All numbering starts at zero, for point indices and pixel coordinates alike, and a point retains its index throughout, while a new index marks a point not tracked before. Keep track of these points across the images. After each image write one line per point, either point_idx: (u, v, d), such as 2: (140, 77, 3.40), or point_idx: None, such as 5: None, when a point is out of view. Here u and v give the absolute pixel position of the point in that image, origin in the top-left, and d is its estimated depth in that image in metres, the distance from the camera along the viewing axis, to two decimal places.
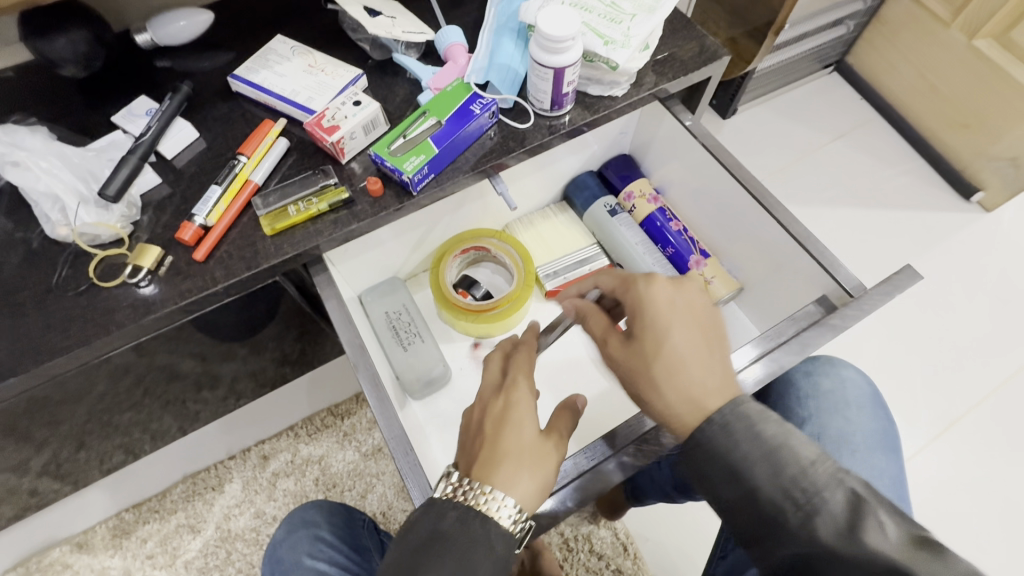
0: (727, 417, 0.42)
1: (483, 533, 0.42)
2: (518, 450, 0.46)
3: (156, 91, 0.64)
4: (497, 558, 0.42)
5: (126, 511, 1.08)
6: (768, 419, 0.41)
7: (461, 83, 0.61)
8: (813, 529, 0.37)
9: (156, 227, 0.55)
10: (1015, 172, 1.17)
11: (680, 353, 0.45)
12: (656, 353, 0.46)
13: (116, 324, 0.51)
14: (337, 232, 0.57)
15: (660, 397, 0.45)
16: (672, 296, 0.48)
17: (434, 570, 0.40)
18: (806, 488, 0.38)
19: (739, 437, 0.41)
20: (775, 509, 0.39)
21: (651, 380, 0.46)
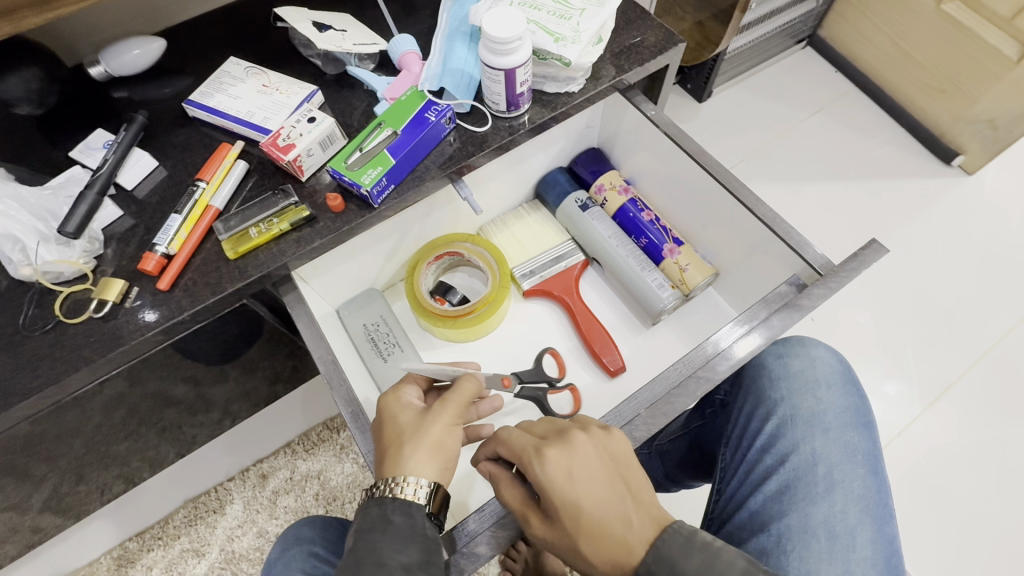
0: (652, 566, 0.44)
1: (392, 509, 0.47)
2: (435, 443, 0.50)
3: (113, 122, 0.64)
4: (401, 529, 0.46)
5: (130, 540, 1.08)
6: (691, 553, 0.44)
7: (416, 91, 0.61)
8: None
9: (120, 260, 0.56)
10: (993, 134, 1.17)
11: (596, 520, 0.45)
12: (576, 528, 0.45)
13: (85, 360, 0.51)
14: (301, 251, 0.57)
15: (590, 561, 0.45)
16: (570, 465, 0.46)
17: (368, 551, 0.45)
18: None
19: None
20: None
21: (578, 552, 0.45)
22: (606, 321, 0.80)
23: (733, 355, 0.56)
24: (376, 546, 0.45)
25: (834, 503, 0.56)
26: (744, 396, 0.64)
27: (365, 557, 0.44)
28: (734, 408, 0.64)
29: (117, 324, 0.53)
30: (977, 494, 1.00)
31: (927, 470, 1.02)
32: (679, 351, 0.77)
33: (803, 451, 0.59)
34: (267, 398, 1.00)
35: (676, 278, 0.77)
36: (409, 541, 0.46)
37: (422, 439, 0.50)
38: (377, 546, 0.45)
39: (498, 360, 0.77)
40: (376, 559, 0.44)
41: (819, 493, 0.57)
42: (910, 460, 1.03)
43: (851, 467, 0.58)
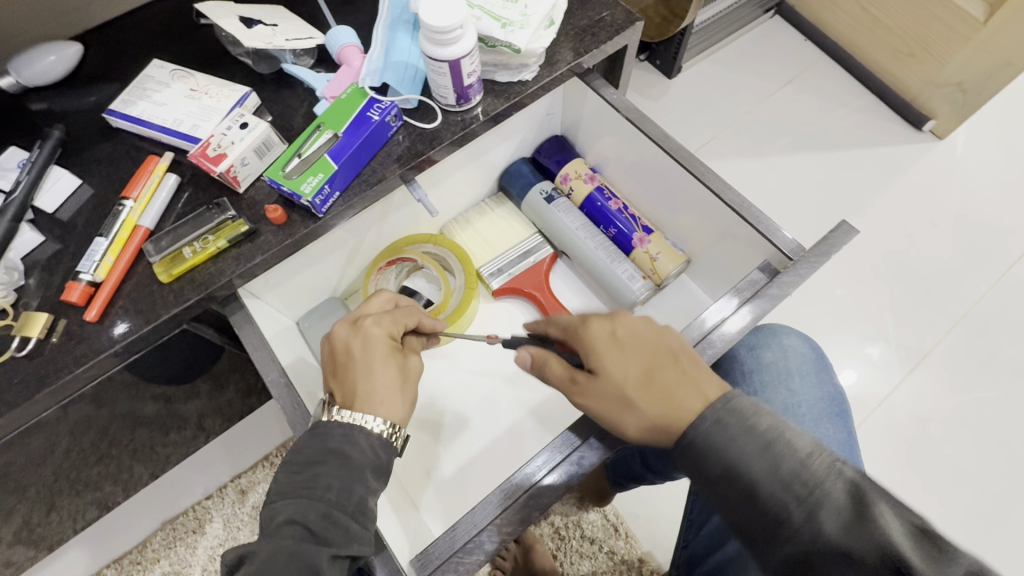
0: (720, 412, 0.40)
1: (366, 442, 0.47)
2: (408, 382, 0.52)
3: (28, 137, 0.58)
4: (381, 464, 0.47)
5: (106, 569, 1.04)
6: (760, 413, 0.39)
7: (356, 89, 0.57)
8: (817, 526, 0.34)
9: (46, 291, 0.51)
10: (963, 97, 1.16)
11: (641, 371, 0.45)
12: (619, 381, 0.45)
13: (8, 405, 0.47)
14: (241, 268, 0.53)
15: (648, 415, 0.43)
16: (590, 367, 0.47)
17: (344, 472, 0.45)
18: (807, 480, 0.36)
19: (735, 434, 0.39)
20: (776, 506, 0.36)
21: (633, 410, 0.44)
22: (579, 315, 0.77)
23: (710, 346, 0.54)
24: (362, 474, 0.45)
25: None
26: None
27: (349, 483, 0.44)
28: None
29: (44, 361, 0.49)
30: (960, 457, 1.01)
31: (909, 436, 1.03)
32: None
33: None
34: (241, 411, 0.96)
35: (648, 268, 0.75)
36: (379, 474, 0.47)
37: (400, 376, 0.51)
38: (361, 470, 0.45)
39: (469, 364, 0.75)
40: (358, 479, 0.45)
41: None
42: (891, 428, 1.03)
43: None
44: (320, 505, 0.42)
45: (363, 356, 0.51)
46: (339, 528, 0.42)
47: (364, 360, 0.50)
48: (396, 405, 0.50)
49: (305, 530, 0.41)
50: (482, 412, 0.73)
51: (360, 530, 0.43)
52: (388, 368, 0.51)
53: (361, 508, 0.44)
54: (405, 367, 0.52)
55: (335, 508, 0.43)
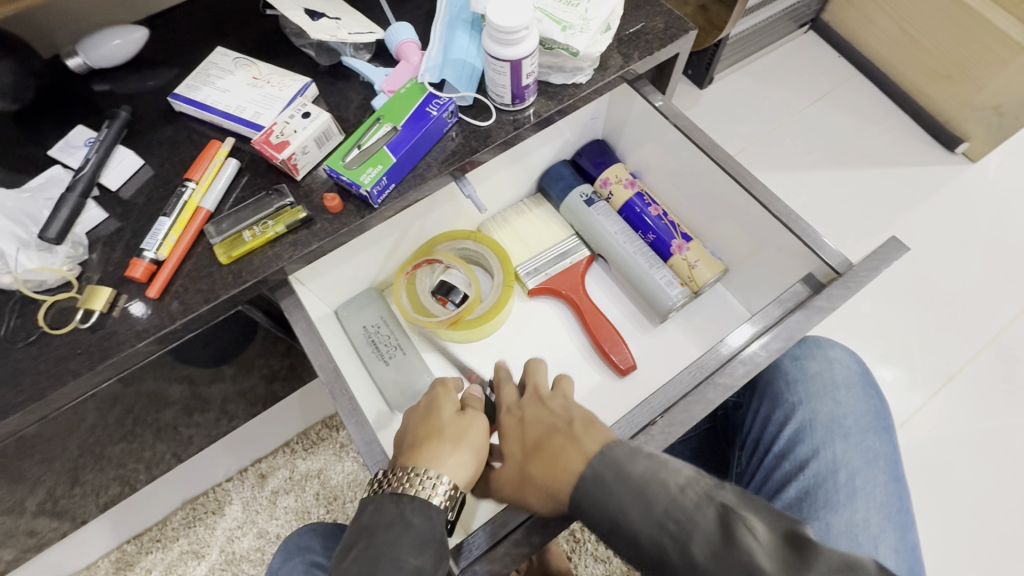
0: (599, 467, 0.43)
1: (398, 512, 0.44)
2: (460, 439, 0.51)
3: (93, 117, 0.59)
4: (420, 533, 0.44)
5: (127, 543, 1.06)
6: (637, 458, 0.42)
7: (415, 84, 0.58)
8: (690, 555, 0.37)
9: (107, 265, 0.53)
10: (1000, 121, 1.14)
11: (533, 449, 0.48)
12: (518, 462, 0.48)
13: (70, 374, 0.49)
14: (298, 253, 0.54)
15: (545, 492, 0.45)
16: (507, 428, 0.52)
17: (371, 553, 0.42)
18: (678, 518, 0.38)
19: (611, 486, 0.41)
20: (657, 549, 0.38)
21: (531, 484, 0.46)
22: (612, 318, 0.78)
23: (750, 358, 0.55)
24: (393, 552, 0.42)
25: (856, 511, 0.56)
26: (759, 400, 0.65)
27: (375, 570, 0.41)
28: (751, 411, 0.65)
29: (105, 334, 0.50)
30: (981, 482, 1.00)
31: (930, 459, 1.02)
32: (690, 349, 0.75)
33: (824, 456, 0.59)
34: (266, 396, 0.97)
35: (685, 275, 0.75)
36: (423, 545, 0.43)
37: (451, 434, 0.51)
38: (391, 547, 0.42)
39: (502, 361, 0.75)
40: (392, 560, 0.42)
41: (841, 499, 0.57)
42: (913, 449, 1.02)
43: (872, 474, 0.58)
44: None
45: (420, 414, 0.53)
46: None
47: (421, 415, 0.53)
48: (442, 458, 0.49)
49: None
50: None
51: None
52: (440, 419, 0.52)
53: None
54: (458, 425, 0.52)
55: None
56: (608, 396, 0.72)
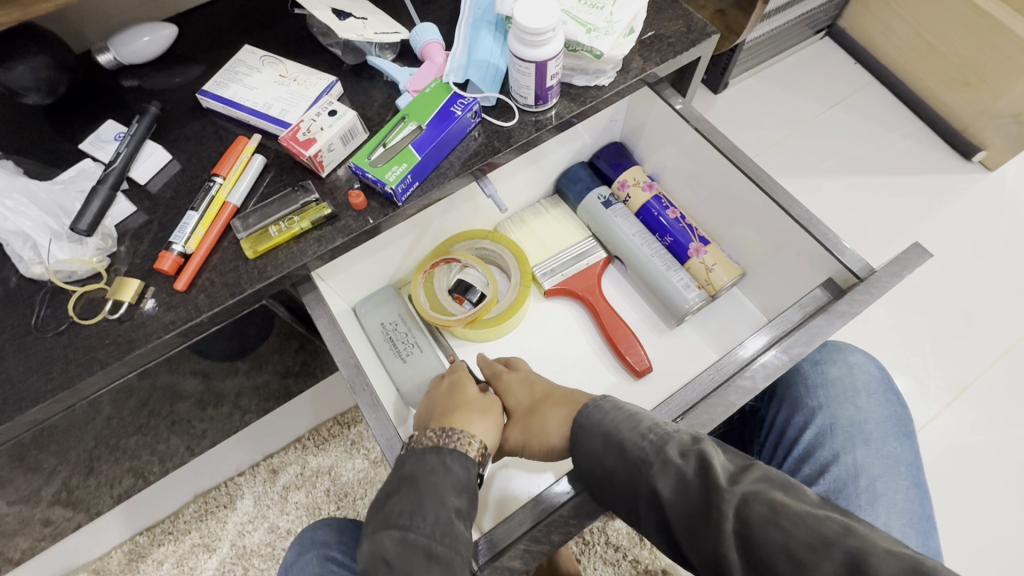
0: (599, 401, 0.52)
1: (439, 461, 0.49)
2: (482, 409, 0.57)
3: (123, 112, 0.61)
4: (459, 478, 0.49)
5: (140, 535, 1.06)
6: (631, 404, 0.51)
7: (439, 84, 0.59)
8: (665, 457, 0.44)
9: (135, 258, 0.54)
10: (1018, 130, 1.14)
11: (539, 398, 0.59)
12: (526, 409, 0.59)
13: (99, 363, 0.50)
14: (322, 249, 0.55)
15: (549, 427, 0.55)
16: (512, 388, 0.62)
17: (413, 495, 0.47)
18: (659, 432, 0.46)
19: (607, 411, 0.50)
20: (639, 458, 0.45)
21: (538, 422, 0.56)
22: (628, 320, 0.78)
23: (769, 362, 0.54)
24: (437, 493, 0.47)
25: (878, 516, 0.56)
26: (779, 404, 0.65)
27: (420, 505, 0.46)
28: (770, 415, 0.65)
29: (133, 325, 0.51)
30: (997, 494, 0.99)
31: (944, 468, 1.01)
32: (705, 352, 0.75)
33: (844, 461, 0.59)
34: (279, 391, 0.98)
35: (702, 278, 0.75)
36: (462, 490, 0.48)
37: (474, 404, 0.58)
38: (437, 489, 0.47)
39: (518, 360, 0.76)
40: (437, 499, 0.47)
41: (862, 505, 0.57)
42: (927, 459, 1.01)
43: (893, 480, 0.58)
44: (396, 531, 0.45)
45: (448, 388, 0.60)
46: (421, 554, 0.44)
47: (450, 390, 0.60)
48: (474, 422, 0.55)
49: (388, 561, 0.43)
50: None
51: (448, 552, 0.44)
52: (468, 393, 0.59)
53: (442, 528, 0.45)
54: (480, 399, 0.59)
55: (409, 531, 0.45)
56: (624, 398, 0.72)
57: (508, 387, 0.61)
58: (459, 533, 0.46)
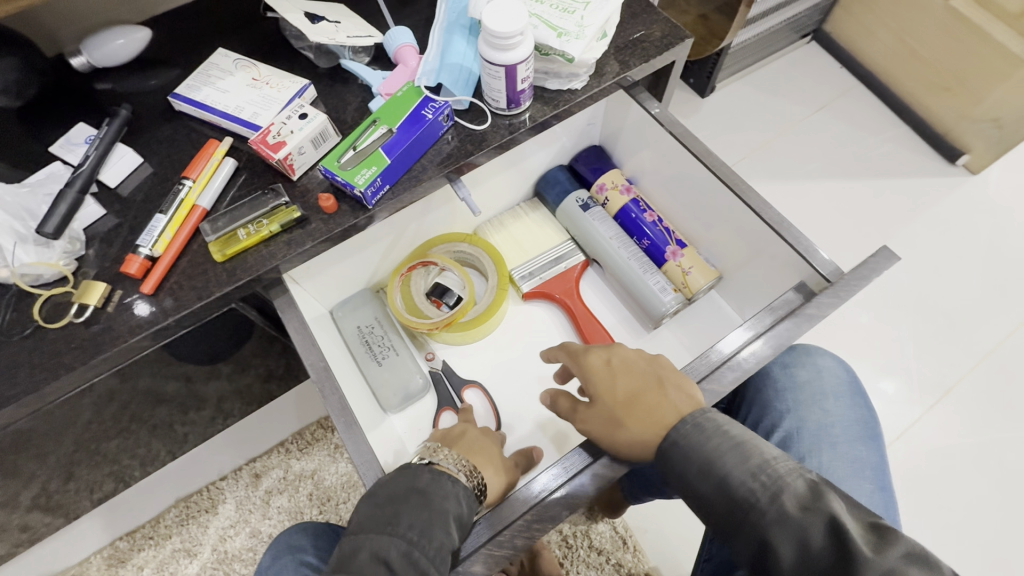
0: (700, 420, 0.46)
1: (453, 488, 0.47)
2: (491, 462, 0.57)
3: (95, 115, 0.60)
4: (465, 513, 0.47)
5: (121, 540, 1.05)
6: (734, 422, 0.45)
7: (411, 87, 0.59)
8: (779, 505, 0.40)
9: (103, 261, 0.53)
10: (999, 134, 1.14)
11: (627, 397, 0.50)
12: (612, 404, 0.51)
13: (65, 367, 0.49)
14: (292, 252, 0.55)
15: (635, 425, 0.48)
16: (609, 358, 0.54)
17: (421, 514, 0.44)
18: (771, 474, 0.41)
19: (710, 433, 0.45)
20: (748, 498, 0.41)
21: (624, 430, 0.49)
22: (606, 323, 0.78)
23: (738, 364, 0.55)
24: (444, 519, 0.45)
25: None
26: (749, 407, 0.66)
27: (430, 525, 0.44)
28: (740, 417, 0.66)
29: (100, 329, 0.51)
30: (978, 496, 0.99)
31: (926, 471, 1.01)
32: (683, 356, 0.75)
33: (810, 464, 0.59)
34: (261, 395, 0.98)
35: (679, 281, 0.76)
36: (461, 526, 0.46)
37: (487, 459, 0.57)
38: (446, 514, 0.45)
39: (496, 363, 0.76)
40: (444, 525, 0.44)
41: None
42: (909, 461, 1.02)
43: (859, 483, 0.58)
44: (402, 543, 0.42)
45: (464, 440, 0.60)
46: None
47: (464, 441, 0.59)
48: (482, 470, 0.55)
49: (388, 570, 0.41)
50: (506, 412, 0.73)
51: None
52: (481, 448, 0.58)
53: (441, 557, 0.43)
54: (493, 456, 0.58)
55: (414, 549, 0.42)
56: None
57: (609, 366, 0.53)
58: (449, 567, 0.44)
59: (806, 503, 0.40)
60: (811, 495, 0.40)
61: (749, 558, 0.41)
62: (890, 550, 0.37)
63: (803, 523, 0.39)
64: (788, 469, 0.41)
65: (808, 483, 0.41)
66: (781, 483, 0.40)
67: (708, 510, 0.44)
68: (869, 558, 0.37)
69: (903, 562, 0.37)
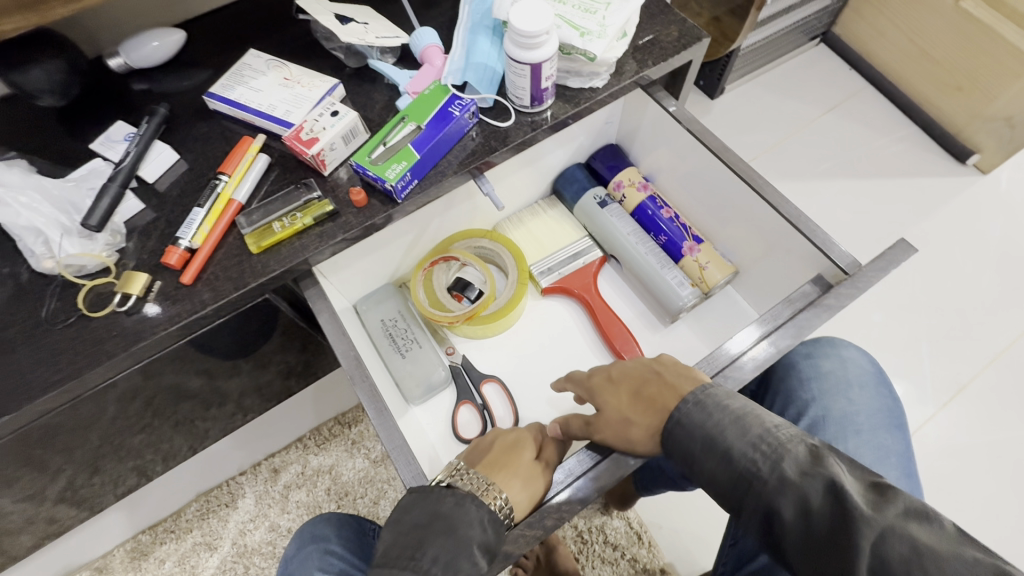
0: (701, 396, 0.47)
1: (477, 514, 0.46)
2: (524, 475, 0.52)
3: (132, 114, 0.63)
4: (488, 541, 0.45)
5: (143, 533, 1.07)
6: (735, 397, 0.46)
7: (438, 86, 0.61)
8: (780, 470, 0.41)
9: (143, 253, 0.55)
10: (1011, 133, 1.15)
11: (631, 397, 0.53)
12: (619, 407, 0.53)
13: (108, 354, 0.51)
14: (323, 245, 0.56)
15: (643, 419, 0.50)
16: (609, 369, 0.58)
17: (443, 547, 0.43)
18: (771, 443, 0.42)
19: (711, 409, 0.46)
20: (748, 466, 0.42)
21: (635, 426, 0.51)
22: (624, 317, 0.79)
23: (759, 355, 0.56)
24: (468, 550, 0.44)
25: None
26: (773, 396, 0.67)
27: (455, 559, 0.43)
28: (766, 405, 0.67)
29: (140, 317, 0.53)
30: (993, 493, 0.99)
31: (940, 468, 1.02)
32: (700, 349, 0.76)
33: None
34: (282, 391, 1.00)
35: (696, 276, 0.77)
36: (488, 553, 0.45)
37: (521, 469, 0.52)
38: (470, 547, 0.44)
39: (516, 357, 0.77)
40: (469, 558, 0.43)
41: None
42: (923, 458, 1.02)
43: (885, 469, 0.59)
44: None
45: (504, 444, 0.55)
46: None
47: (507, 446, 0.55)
48: (515, 484, 0.51)
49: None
50: (526, 404, 0.74)
51: None
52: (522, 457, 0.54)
53: None
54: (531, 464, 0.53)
55: None
56: None
57: (609, 375, 0.57)
58: None
59: (805, 468, 0.40)
60: (810, 461, 0.41)
61: (758, 526, 0.42)
62: (888, 507, 0.37)
63: (802, 487, 0.40)
64: (789, 436, 0.42)
65: (808, 448, 0.41)
66: (781, 451, 0.41)
67: (713, 484, 0.45)
68: (866, 515, 0.37)
69: (901, 519, 0.37)
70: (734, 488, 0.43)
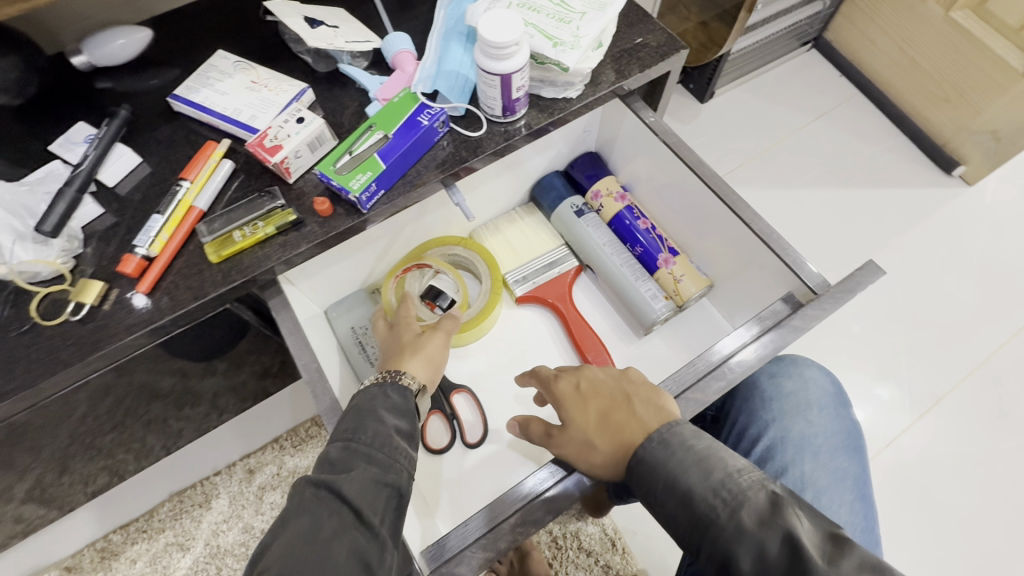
0: (665, 433, 0.46)
1: (381, 388, 0.52)
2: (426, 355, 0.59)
3: (94, 114, 0.61)
4: (397, 405, 0.51)
5: (114, 533, 1.06)
6: (700, 437, 0.46)
7: (408, 93, 0.60)
8: (738, 517, 0.40)
9: (100, 260, 0.54)
10: (996, 146, 1.15)
11: (597, 417, 0.52)
12: (585, 426, 0.52)
13: (61, 364, 0.50)
14: (286, 254, 0.55)
15: (606, 444, 0.49)
16: (579, 381, 0.56)
17: (352, 419, 0.49)
18: (731, 488, 0.41)
19: (675, 448, 0.45)
20: (707, 509, 0.42)
21: (596, 450, 0.50)
22: (598, 327, 0.79)
23: (726, 373, 0.56)
24: (374, 413, 0.49)
25: None
26: (735, 415, 0.66)
27: (361, 422, 0.48)
28: (727, 424, 0.66)
29: (96, 327, 0.52)
30: (964, 506, 1.00)
31: (914, 480, 1.02)
32: (673, 362, 0.76)
33: (792, 473, 0.60)
34: (257, 391, 0.99)
35: (670, 288, 0.76)
36: (399, 412, 0.51)
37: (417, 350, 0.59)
38: (376, 410, 0.49)
39: (488, 367, 0.77)
40: (376, 416, 0.49)
41: None
42: (898, 470, 1.03)
43: (839, 493, 0.59)
44: (340, 443, 0.47)
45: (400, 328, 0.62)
46: (363, 458, 0.46)
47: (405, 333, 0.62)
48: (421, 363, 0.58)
49: (355, 516, 0.43)
50: (496, 415, 0.74)
51: (388, 458, 0.47)
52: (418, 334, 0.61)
53: (383, 441, 0.47)
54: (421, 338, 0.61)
55: (352, 442, 0.47)
56: None
57: (577, 388, 0.55)
58: (400, 446, 0.48)
59: (763, 518, 0.40)
60: (768, 509, 0.40)
61: (713, 568, 0.41)
62: (844, 559, 0.37)
63: (760, 537, 0.39)
64: (750, 482, 0.41)
65: (768, 495, 0.41)
66: (742, 498, 0.41)
67: (675, 524, 0.44)
68: (820, 568, 0.36)
69: (856, 574, 0.36)
70: (694, 530, 0.42)
